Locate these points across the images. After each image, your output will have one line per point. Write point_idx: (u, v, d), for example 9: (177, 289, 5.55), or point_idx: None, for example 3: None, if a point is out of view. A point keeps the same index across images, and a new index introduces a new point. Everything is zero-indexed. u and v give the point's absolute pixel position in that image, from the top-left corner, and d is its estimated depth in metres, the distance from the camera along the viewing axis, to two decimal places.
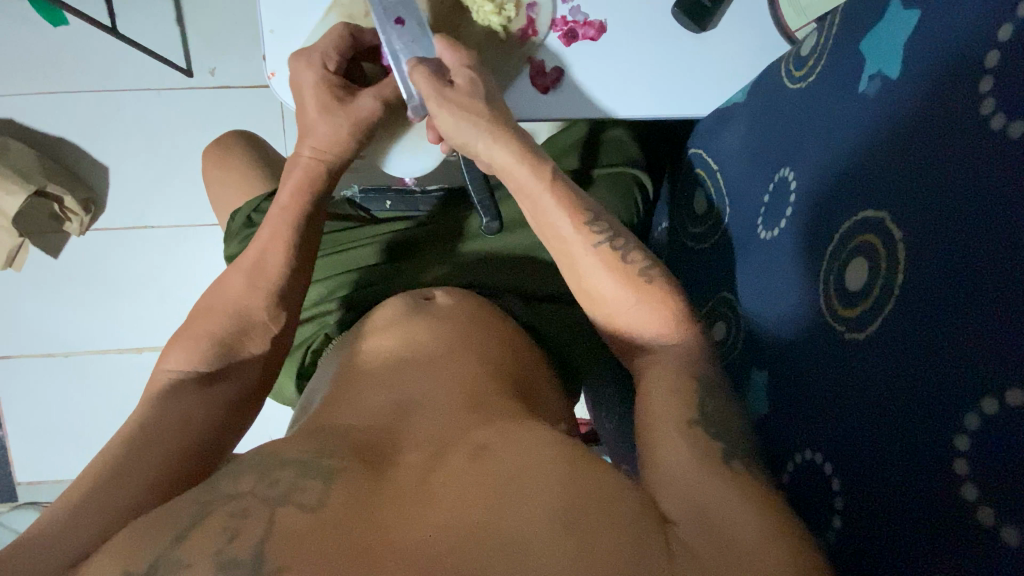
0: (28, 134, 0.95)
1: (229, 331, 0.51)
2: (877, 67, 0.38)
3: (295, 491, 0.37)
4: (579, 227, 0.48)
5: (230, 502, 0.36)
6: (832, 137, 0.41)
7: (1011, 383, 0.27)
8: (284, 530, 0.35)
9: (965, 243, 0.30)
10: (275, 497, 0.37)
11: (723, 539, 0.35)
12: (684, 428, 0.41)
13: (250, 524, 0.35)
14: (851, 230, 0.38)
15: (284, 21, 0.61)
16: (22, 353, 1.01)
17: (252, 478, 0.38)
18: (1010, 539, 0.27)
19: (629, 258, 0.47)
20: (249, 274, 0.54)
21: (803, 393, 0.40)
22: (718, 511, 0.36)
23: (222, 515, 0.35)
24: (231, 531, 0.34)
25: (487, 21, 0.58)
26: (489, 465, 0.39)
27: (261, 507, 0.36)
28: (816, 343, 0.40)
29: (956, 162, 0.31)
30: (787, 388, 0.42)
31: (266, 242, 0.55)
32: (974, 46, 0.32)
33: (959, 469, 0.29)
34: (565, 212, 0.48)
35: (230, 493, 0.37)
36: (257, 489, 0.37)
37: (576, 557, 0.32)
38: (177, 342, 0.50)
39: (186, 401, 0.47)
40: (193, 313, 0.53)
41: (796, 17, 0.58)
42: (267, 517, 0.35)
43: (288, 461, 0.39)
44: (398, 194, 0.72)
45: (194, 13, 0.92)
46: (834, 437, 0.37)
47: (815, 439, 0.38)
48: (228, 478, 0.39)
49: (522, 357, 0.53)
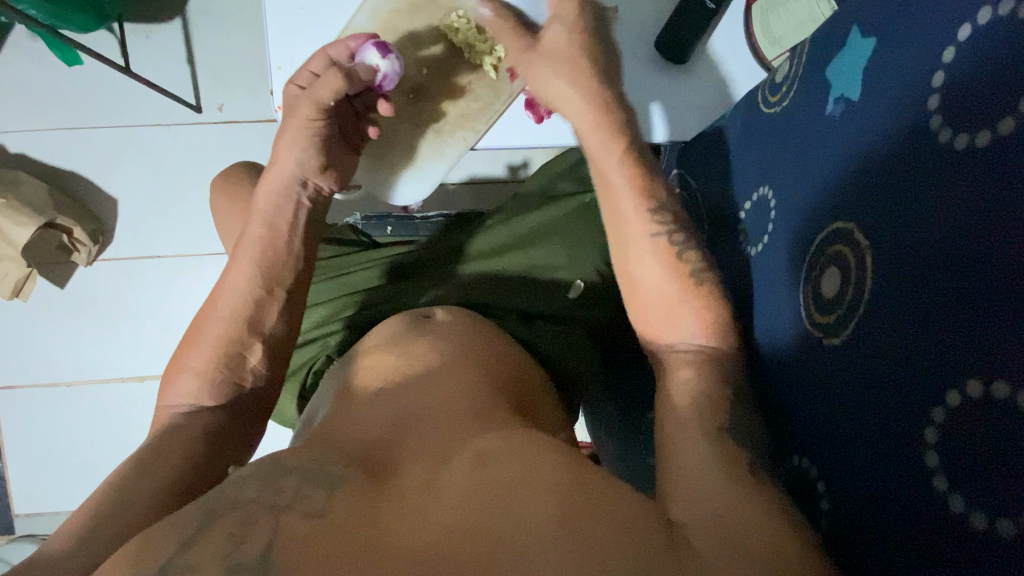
0: (40, 168, 0.99)
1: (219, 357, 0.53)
2: (840, 91, 0.41)
3: (300, 499, 0.38)
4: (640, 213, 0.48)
5: (235, 509, 0.37)
6: (807, 157, 0.43)
7: (969, 376, 0.29)
8: (290, 534, 0.36)
9: (923, 247, 0.32)
10: (280, 504, 0.38)
11: (733, 536, 0.35)
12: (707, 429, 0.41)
13: (257, 529, 0.36)
14: (826, 243, 0.40)
15: (289, 59, 0.65)
16: (25, 382, 1.02)
17: (258, 485, 0.39)
18: (979, 525, 0.28)
19: (687, 256, 0.47)
20: (239, 295, 0.54)
21: (791, 397, 0.42)
22: (730, 514, 0.36)
23: (227, 522, 0.36)
24: (238, 537, 0.35)
25: (482, 59, 0.65)
26: (488, 473, 0.40)
27: (268, 513, 0.37)
28: (799, 349, 0.41)
29: (913, 173, 0.33)
30: (778, 394, 0.43)
31: (253, 256, 0.55)
32: (922, 68, 0.34)
33: (928, 461, 0.31)
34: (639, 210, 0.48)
35: (236, 500, 0.38)
36: (263, 496, 0.38)
37: (578, 561, 0.33)
38: (175, 374, 0.53)
39: (182, 429, 0.50)
40: (189, 338, 0.55)
41: (769, 46, 0.61)
42: (274, 524, 0.36)
43: (295, 469, 0.41)
44: (398, 221, 0.81)
45: (203, 53, 0.97)
46: (820, 437, 0.38)
47: (806, 442, 0.40)
48: (234, 486, 0.40)
49: (519, 370, 0.55)
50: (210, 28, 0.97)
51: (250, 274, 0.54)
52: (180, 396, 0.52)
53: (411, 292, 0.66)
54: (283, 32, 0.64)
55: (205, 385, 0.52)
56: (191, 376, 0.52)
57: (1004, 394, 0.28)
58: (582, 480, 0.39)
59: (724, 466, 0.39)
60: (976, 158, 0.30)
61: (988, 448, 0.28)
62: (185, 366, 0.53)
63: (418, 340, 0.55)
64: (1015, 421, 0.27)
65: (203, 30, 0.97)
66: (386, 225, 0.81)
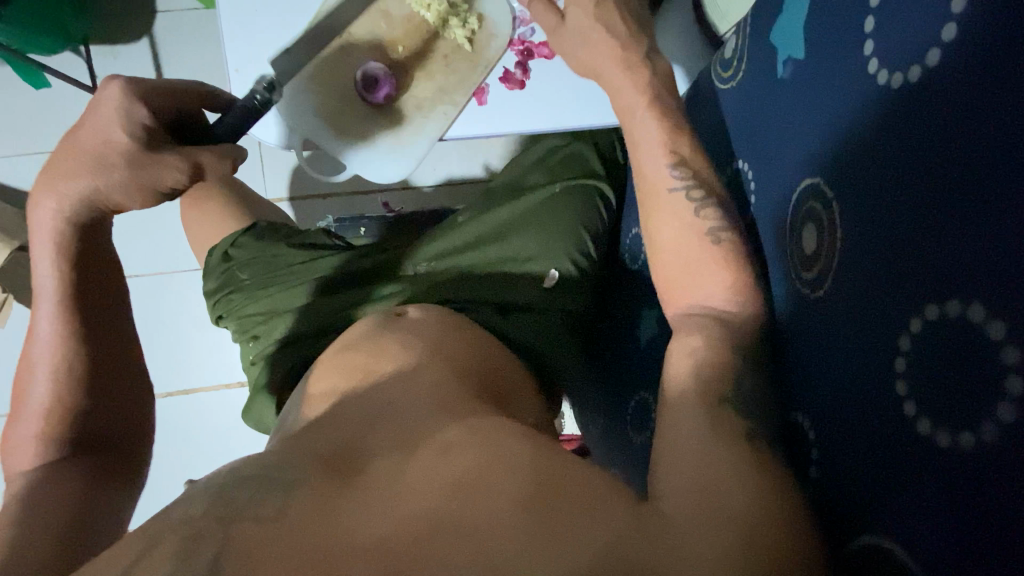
0: (11, 193, 0.98)
1: (53, 401, 0.49)
2: (787, 51, 0.41)
3: (253, 506, 0.37)
4: (660, 163, 0.47)
5: (184, 526, 0.36)
6: (769, 119, 0.43)
7: (927, 300, 0.29)
8: (237, 544, 0.34)
9: (877, 183, 0.32)
10: (230, 514, 0.36)
11: (709, 499, 0.33)
12: (708, 405, 0.38)
13: (205, 542, 0.34)
14: (799, 202, 0.40)
15: (245, 61, 0.64)
16: (5, 411, 1.01)
17: (207, 499, 0.38)
18: (945, 442, 0.28)
19: (704, 214, 0.45)
20: (48, 337, 0.50)
21: (784, 364, 0.41)
22: (710, 484, 0.34)
23: (172, 543, 0.35)
24: (182, 554, 0.34)
25: (454, 33, 0.65)
26: (452, 464, 0.39)
27: (216, 526, 0.36)
28: (792, 313, 0.40)
29: (862, 119, 0.34)
30: (775, 364, 0.42)
31: (53, 292, 0.50)
32: (856, 14, 0.35)
33: (900, 390, 0.31)
34: (656, 143, 0.47)
35: (184, 518, 0.37)
36: (213, 510, 0.37)
37: (536, 546, 0.33)
38: (10, 450, 0.50)
39: (31, 488, 0.46)
40: (12, 408, 0.51)
41: (720, 21, 0.59)
42: (223, 534, 0.35)
43: (248, 477, 0.40)
44: (371, 221, 0.82)
45: (171, 70, 0.97)
46: (812, 392, 0.38)
47: (799, 398, 0.39)
48: (182, 505, 0.38)
49: (492, 364, 0.54)
50: (177, 45, 0.97)
51: (61, 311, 0.50)
52: (23, 466, 0.49)
53: (383, 292, 0.65)
54: (242, 36, 0.65)
55: (65, 401, 0.50)
56: (32, 436, 0.49)
57: (957, 311, 0.27)
58: (551, 470, 0.38)
59: (716, 434, 0.37)
60: (912, 88, 0.30)
61: (946, 366, 0.28)
62: (19, 437, 0.49)
63: (392, 338, 0.54)
64: (970, 337, 0.27)
65: (169, 47, 0.97)
66: (359, 225, 0.82)
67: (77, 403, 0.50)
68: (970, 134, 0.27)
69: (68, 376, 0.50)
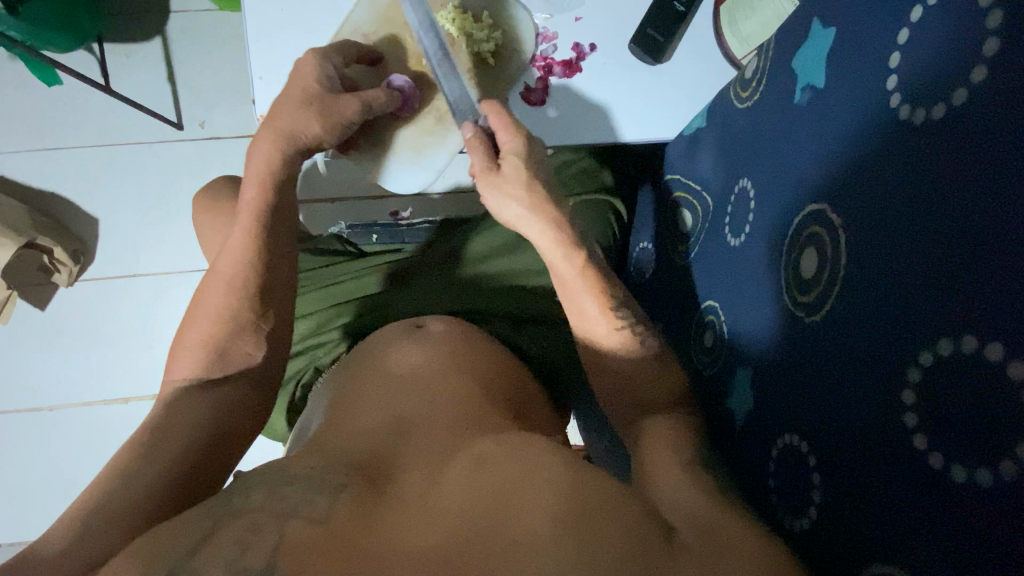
0: (19, 189, 0.97)
1: (226, 310, 0.53)
2: (807, 80, 0.43)
3: (303, 505, 0.38)
4: (604, 314, 0.51)
5: (239, 517, 0.37)
6: (780, 146, 0.45)
7: (941, 335, 0.30)
8: (292, 541, 0.35)
9: (890, 220, 0.33)
10: (284, 510, 0.37)
11: (716, 537, 0.37)
12: (684, 462, 0.44)
13: (260, 536, 0.35)
14: (801, 228, 0.41)
15: (272, 70, 0.66)
16: (7, 408, 1.00)
17: (261, 492, 0.39)
18: (959, 478, 0.29)
19: (647, 343, 0.51)
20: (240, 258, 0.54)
21: (780, 384, 0.42)
22: (712, 520, 0.38)
23: (232, 529, 0.36)
24: (243, 543, 0.35)
25: (479, 47, 0.65)
26: (486, 474, 0.40)
27: (271, 520, 0.36)
28: (787, 336, 0.42)
29: (879, 151, 0.35)
30: (769, 384, 0.43)
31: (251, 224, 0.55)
32: (879, 55, 0.36)
33: (908, 422, 0.32)
34: (595, 298, 0.51)
35: (239, 509, 0.38)
36: (266, 504, 0.38)
37: (579, 557, 0.33)
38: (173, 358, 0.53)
39: (182, 409, 0.49)
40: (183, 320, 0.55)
41: (740, 45, 0.63)
42: (278, 530, 0.36)
43: (296, 477, 0.41)
44: (384, 228, 0.79)
45: (184, 71, 0.98)
46: (808, 414, 0.39)
47: (796, 419, 0.40)
48: (238, 494, 0.39)
49: (513, 375, 0.56)
50: (191, 46, 0.97)
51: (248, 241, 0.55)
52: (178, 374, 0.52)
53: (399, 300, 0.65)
54: (266, 42, 0.65)
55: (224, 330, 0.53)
56: (191, 349, 0.52)
57: (973, 349, 0.29)
58: (585, 481, 0.39)
59: (708, 496, 0.41)
60: (935, 127, 0.31)
61: (960, 400, 0.29)
62: (181, 344, 0.53)
63: (413, 350, 0.54)
64: (988, 374, 0.28)
65: (182, 48, 0.97)
66: (371, 232, 0.79)
67: (221, 339, 0.52)
68: (992, 180, 0.28)
69: (230, 294, 0.53)
